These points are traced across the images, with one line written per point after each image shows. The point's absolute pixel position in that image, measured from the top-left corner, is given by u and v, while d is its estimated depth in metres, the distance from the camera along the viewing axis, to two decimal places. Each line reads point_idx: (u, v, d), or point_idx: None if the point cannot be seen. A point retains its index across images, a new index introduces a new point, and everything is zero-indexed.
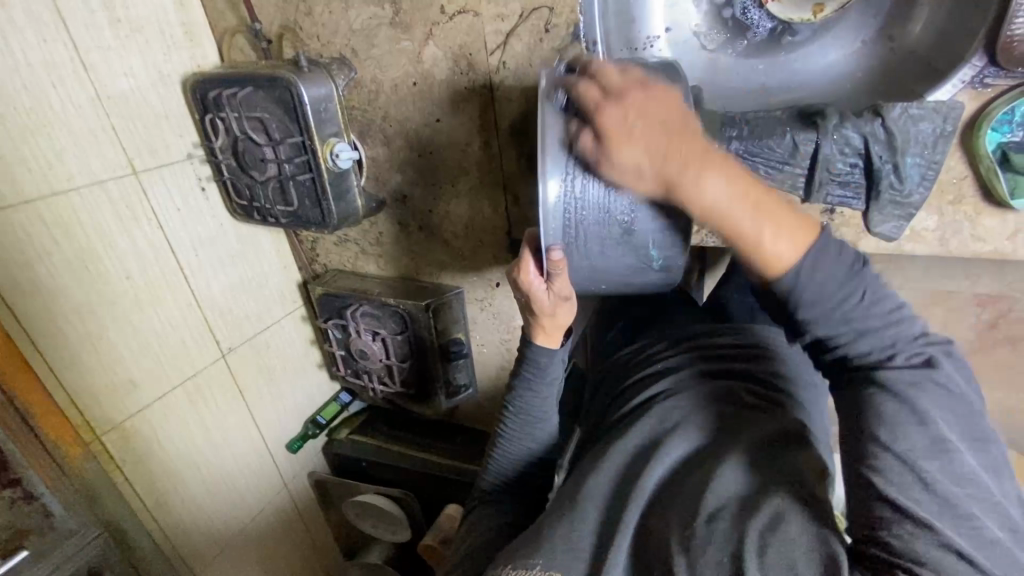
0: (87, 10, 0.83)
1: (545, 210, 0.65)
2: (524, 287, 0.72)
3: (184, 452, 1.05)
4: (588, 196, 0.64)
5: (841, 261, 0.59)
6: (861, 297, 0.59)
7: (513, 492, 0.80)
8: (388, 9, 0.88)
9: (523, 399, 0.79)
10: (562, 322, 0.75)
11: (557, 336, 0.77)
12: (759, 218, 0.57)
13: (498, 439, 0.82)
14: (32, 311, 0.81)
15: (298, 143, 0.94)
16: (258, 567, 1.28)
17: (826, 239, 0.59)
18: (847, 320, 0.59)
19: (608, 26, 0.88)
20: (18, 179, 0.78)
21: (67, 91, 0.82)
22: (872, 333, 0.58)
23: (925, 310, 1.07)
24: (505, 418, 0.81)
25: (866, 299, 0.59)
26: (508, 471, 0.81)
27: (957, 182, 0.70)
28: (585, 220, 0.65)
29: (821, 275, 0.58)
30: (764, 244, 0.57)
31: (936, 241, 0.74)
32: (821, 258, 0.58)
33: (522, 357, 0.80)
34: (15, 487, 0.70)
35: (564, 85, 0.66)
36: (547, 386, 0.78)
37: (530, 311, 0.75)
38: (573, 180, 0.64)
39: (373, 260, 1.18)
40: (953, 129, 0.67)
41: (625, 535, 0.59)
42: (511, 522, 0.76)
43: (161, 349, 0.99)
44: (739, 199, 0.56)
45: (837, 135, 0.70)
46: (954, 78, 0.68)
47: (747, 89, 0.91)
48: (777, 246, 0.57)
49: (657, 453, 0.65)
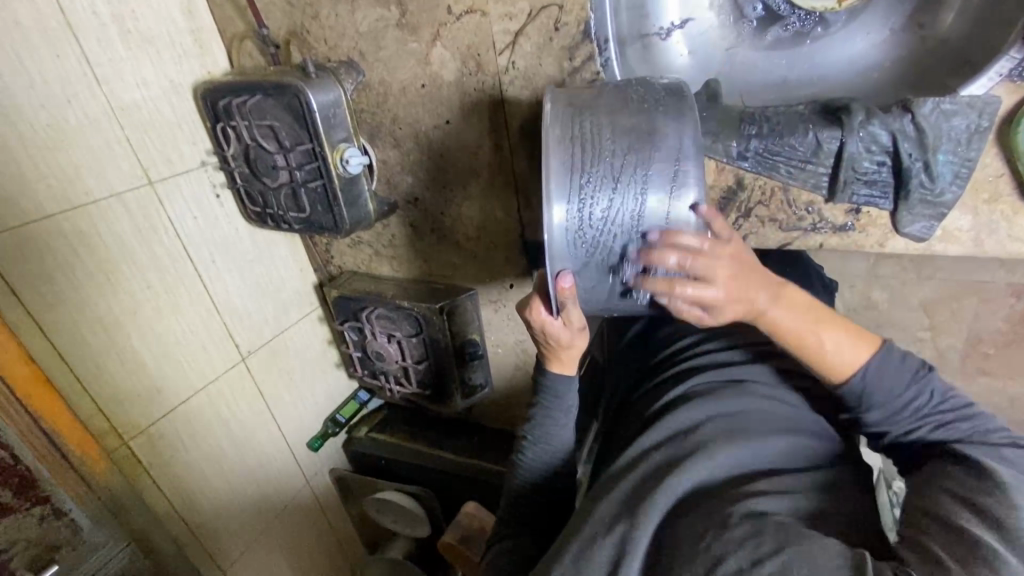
0: (97, 24, 0.83)
1: (549, 239, 0.63)
2: (537, 325, 0.70)
3: (208, 454, 1.08)
4: (593, 224, 0.63)
5: (908, 369, 0.66)
6: (930, 397, 0.65)
7: (535, 520, 0.79)
8: (395, 11, 0.87)
9: (541, 425, 0.79)
10: (576, 352, 0.74)
11: (572, 364, 0.76)
12: (822, 331, 0.64)
13: (518, 465, 0.81)
14: (57, 323, 0.83)
15: (308, 150, 0.94)
16: (284, 559, 1.32)
17: (891, 348, 0.66)
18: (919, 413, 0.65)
19: (620, 23, 0.85)
20: (39, 195, 0.79)
21: (81, 106, 0.83)
22: (946, 427, 0.64)
23: (955, 303, 1.03)
24: (524, 443, 0.80)
25: (929, 399, 0.66)
26: (526, 494, 0.80)
27: (993, 180, 0.66)
28: (594, 253, 0.64)
29: (886, 376, 0.65)
30: (828, 354, 0.64)
31: (970, 241, 0.70)
32: (889, 366, 0.65)
33: (538, 384, 0.79)
34: (45, 505, 0.71)
35: (570, 119, 0.65)
36: (565, 411, 0.78)
37: (546, 344, 0.74)
38: (582, 213, 0.63)
39: (387, 261, 1.18)
40: (989, 125, 0.64)
41: (642, 554, 0.58)
42: (535, 555, 0.75)
43: (182, 357, 1.01)
44: (807, 321, 0.63)
45: (863, 132, 0.67)
46: (990, 72, 0.64)
47: (765, 82, 0.88)
48: (840, 359, 0.65)
49: (679, 470, 0.62)
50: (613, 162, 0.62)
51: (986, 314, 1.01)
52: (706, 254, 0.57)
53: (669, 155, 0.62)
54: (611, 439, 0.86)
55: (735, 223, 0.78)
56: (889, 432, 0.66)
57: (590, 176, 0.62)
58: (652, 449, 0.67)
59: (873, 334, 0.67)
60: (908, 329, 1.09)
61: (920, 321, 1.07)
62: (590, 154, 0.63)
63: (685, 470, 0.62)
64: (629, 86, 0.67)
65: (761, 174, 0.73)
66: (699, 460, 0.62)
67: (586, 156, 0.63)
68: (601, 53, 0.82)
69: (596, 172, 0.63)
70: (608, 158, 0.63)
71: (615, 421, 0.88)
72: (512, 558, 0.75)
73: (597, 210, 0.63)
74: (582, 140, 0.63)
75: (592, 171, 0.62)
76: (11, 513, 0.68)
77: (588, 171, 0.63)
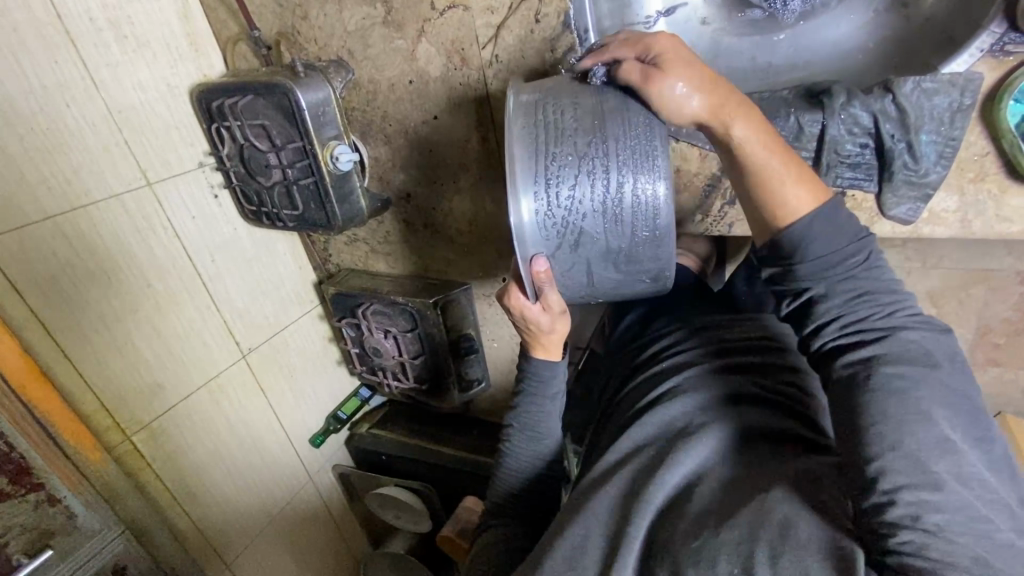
0: (94, 30, 0.86)
1: (518, 224, 0.64)
2: (516, 309, 0.73)
3: (211, 449, 1.10)
4: (561, 206, 0.63)
5: (851, 232, 0.60)
6: (862, 261, 0.60)
7: (520, 512, 0.79)
8: (380, 9, 0.88)
9: (526, 415, 0.79)
10: (558, 337, 0.75)
11: (557, 349, 0.77)
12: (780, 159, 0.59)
13: (503, 457, 0.81)
14: (58, 322, 0.85)
15: (298, 148, 0.95)
16: (288, 555, 1.34)
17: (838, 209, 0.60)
18: (850, 279, 0.60)
19: (601, 14, 0.86)
20: (40, 198, 0.82)
21: (80, 109, 0.85)
22: (870, 297, 0.59)
23: (957, 290, 1.01)
24: (509, 435, 0.81)
25: (864, 269, 0.60)
26: (515, 488, 0.80)
27: (979, 158, 0.65)
28: (564, 233, 0.65)
29: (828, 224, 0.59)
30: (781, 184, 0.59)
31: (957, 222, 0.69)
32: (836, 217, 0.59)
33: (522, 373, 0.80)
34: (39, 492, 0.73)
35: (534, 107, 0.65)
36: (549, 401, 0.78)
37: (527, 331, 0.76)
38: (548, 195, 0.63)
39: (383, 258, 1.20)
40: (972, 102, 0.63)
41: (632, 550, 0.58)
42: (520, 547, 0.76)
43: (183, 353, 1.03)
44: (759, 137, 0.59)
45: (845, 114, 0.66)
46: (972, 47, 0.63)
47: (751, 70, 0.88)
48: (786, 201, 0.60)
49: (667, 469, 0.62)
50: (576, 141, 0.63)
51: (995, 302, 0.99)
52: (679, 47, 0.61)
53: (634, 130, 0.63)
54: (601, 432, 0.86)
55: (720, 210, 0.79)
56: (811, 288, 0.61)
57: (556, 160, 0.63)
58: (642, 445, 0.68)
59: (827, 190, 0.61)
60: None
61: (926, 310, 1.05)
62: (553, 137, 0.63)
63: (674, 463, 0.62)
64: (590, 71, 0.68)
65: None
66: (688, 455, 0.63)
67: (549, 139, 0.63)
68: (582, 42, 0.82)
69: (560, 152, 0.63)
70: (571, 136, 0.63)
71: (606, 415, 0.87)
72: (498, 549, 0.76)
73: (564, 194, 0.63)
74: (546, 127, 0.64)
75: (556, 151, 0.63)
76: (7, 499, 0.71)
77: (553, 155, 0.63)
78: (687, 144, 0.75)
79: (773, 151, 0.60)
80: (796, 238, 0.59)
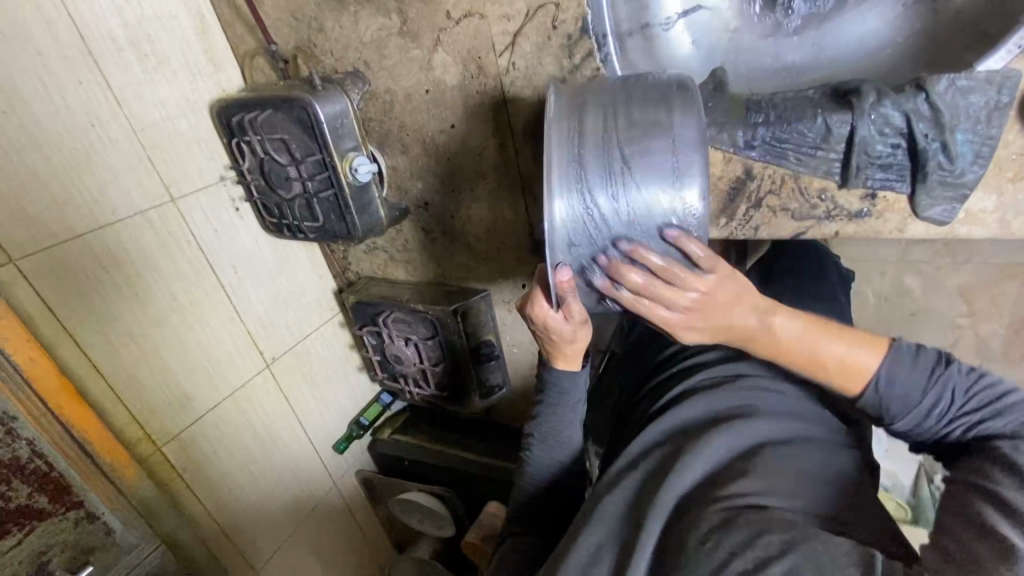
0: (116, 50, 0.87)
1: (552, 233, 0.63)
2: (540, 319, 0.71)
3: (238, 459, 1.12)
4: (595, 219, 0.62)
5: (921, 370, 0.61)
6: (947, 397, 0.60)
7: (541, 520, 0.79)
8: (396, 19, 0.88)
9: (548, 423, 0.79)
10: (580, 346, 0.73)
11: (577, 359, 0.76)
12: (829, 346, 0.62)
13: (525, 463, 0.81)
14: (91, 337, 0.87)
15: (318, 160, 0.96)
16: (314, 558, 1.35)
17: (899, 355, 0.62)
18: (951, 419, 0.60)
19: (619, 16, 0.84)
20: (68, 215, 0.84)
21: (105, 129, 0.87)
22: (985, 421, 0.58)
23: None
24: (531, 443, 0.80)
25: (963, 399, 0.60)
26: (536, 494, 0.80)
27: (1017, 157, 0.63)
28: (596, 246, 0.63)
29: (900, 385, 0.61)
30: (834, 370, 0.63)
31: (996, 223, 0.67)
32: (900, 373, 0.61)
33: (542, 382, 0.79)
34: (79, 510, 0.74)
35: (573, 115, 0.65)
36: (571, 409, 0.78)
37: (548, 340, 0.74)
38: (584, 208, 0.62)
39: (402, 266, 1.21)
40: (1010, 100, 0.60)
41: (645, 554, 0.57)
42: (538, 554, 0.75)
43: (210, 365, 1.05)
44: (809, 334, 0.63)
45: (875, 114, 0.64)
46: (1007, 45, 0.61)
47: (772, 68, 0.86)
48: (850, 371, 0.62)
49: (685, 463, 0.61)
50: (610, 159, 0.62)
51: None
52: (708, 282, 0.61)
53: (676, 145, 0.62)
54: (616, 436, 0.86)
55: (745, 213, 0.76)
56: (915, 434, 0.63)
57: (590, 173, 0.62)
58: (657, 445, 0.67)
59: (880, 335, 0.63)
60: (944, 315, 1.04)
61: (957, 307, 1.03)
62: (591, 148, 0.63)
63: (708, 445, 0.62)
64: (635, 81, 0.67)
65: (769, 163, 0.71)
66: (704, 449, 0.62)
67: (587, 151, 0.63)
68: (600, 48, 0.81)
69: (596, 160, 0.63)
70: (608, 144, 0.63)
71: (621, 420, 0.88)
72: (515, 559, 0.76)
73: (599, 208, 0.62)
74: (583, 138, 0.63)
75: (591, 159, 0.63)
76: (47, 518, 0.72)
77: (590, 167, 0.62)
78: (711, 148, 0.73)
79: (815, 343, 0.63)
80: (876, 404, 0.62)
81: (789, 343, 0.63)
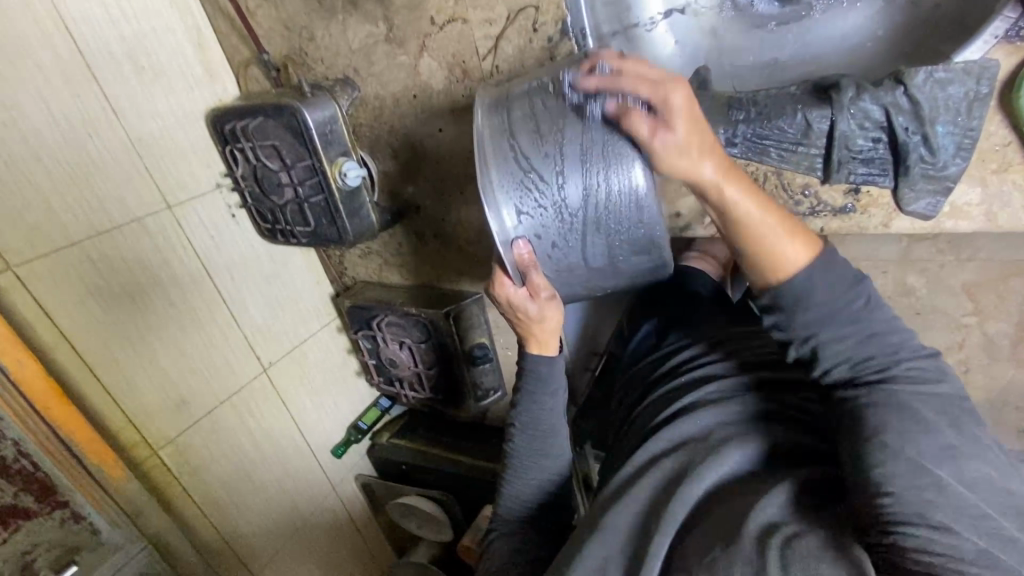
0: (114, 63, 0.90)
1: (501, 225, 0.65)
2: (503, 297, 0.71)
3: (237, 464, 1.13)
4: (539, 192, 0.64)
5: (846, 273, 0.59)
6: (864, 303, 0.58)
7: (530, 520, 0.79)
8: (382, 27, 0.90)
9: (528, 413, 0.78)
10: (551, 325, 0.73)
11: (551, 344, 0.76)
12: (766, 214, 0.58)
13: (509, 462, 0.81)
14: (90, 344, 0.88)
15: (309, 166, 0.97)
16: (313, 562, 1.36)
17: (830, 253, 0.59)
18: (845, 339, 0.58)
19: (598, 19, 0.84)
20: (67, 224, 0.86)
21: (103, 141, 0.89)
22: (874, 342, 0.58)
23: (1003, 286, 0.92)
24: (513, 437, 0.80)
25: (875, 332, 0.58)
26: (527, 494, 0.79)
27: (1001, 148, 0.63)
28: (549, 221, 0.65)
29: (824, 281, 0.58)
30: (770, 243, 0.58)
31: (981, 215, 0.67)
32: (825, 264, 0.58)
33: (520, 372, 0.79)
34: (64, 509, 0.78)
35: (501, 100, 0.67)
36: (550, 397, 0.78)
37: (517, 321, 0.74)
38: (522, 181, 0.64)
39: (396, 270, 1.21)
40: (989, 90, 0.60)
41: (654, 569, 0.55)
42: (533, 557, 0.75)
43: (208, 370, 1.06)
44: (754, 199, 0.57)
45: (855, 108, 0.64)
46: (984, 34, 0.60)
47: (754, 64, 0.87)
48: (781, 251, 0.58)
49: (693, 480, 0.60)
50: (542, 131, 0.64)
51: None
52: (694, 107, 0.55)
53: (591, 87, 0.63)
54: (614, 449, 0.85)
55: None
56: (814, 335, 0.59)
57: (526, 154, 0.64)
58: (659, 457, 0.66)
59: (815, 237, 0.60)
60: (949, 314, 0.97)
61: (963, 306, 0.95)
62: (521, 125, 0.65)
63: (719, 461, 0.61)
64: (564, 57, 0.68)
65: (753, 159, 0.71)
66: (704, 475, 0.60)
67: (518, 131, 0.65)
68: (580, 47, 0.81)
69: (526, 133, 0.64)
70: (536, 116, 0.64)
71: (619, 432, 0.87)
72: (509, 556, 0.76)
73: (540, 178, 0.63)
74: (513, 121, 0.65)
75: (521, 132, 0.64)
76: (34, 517, 0.76)
77: (523, 146, 0.64)
78: None
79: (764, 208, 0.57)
80: (790, 296, 0.59)
81: (735, 202, 0.57)
